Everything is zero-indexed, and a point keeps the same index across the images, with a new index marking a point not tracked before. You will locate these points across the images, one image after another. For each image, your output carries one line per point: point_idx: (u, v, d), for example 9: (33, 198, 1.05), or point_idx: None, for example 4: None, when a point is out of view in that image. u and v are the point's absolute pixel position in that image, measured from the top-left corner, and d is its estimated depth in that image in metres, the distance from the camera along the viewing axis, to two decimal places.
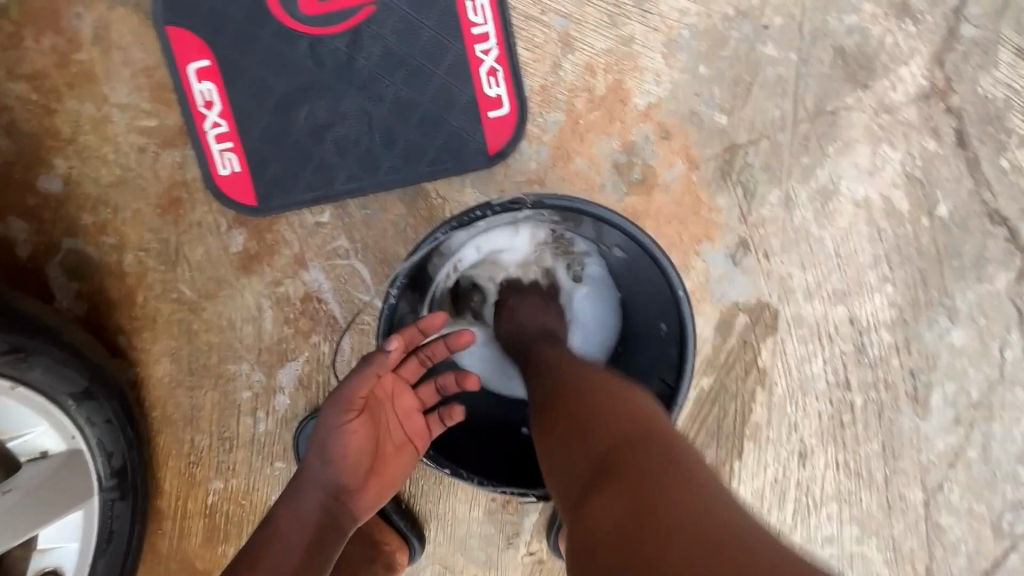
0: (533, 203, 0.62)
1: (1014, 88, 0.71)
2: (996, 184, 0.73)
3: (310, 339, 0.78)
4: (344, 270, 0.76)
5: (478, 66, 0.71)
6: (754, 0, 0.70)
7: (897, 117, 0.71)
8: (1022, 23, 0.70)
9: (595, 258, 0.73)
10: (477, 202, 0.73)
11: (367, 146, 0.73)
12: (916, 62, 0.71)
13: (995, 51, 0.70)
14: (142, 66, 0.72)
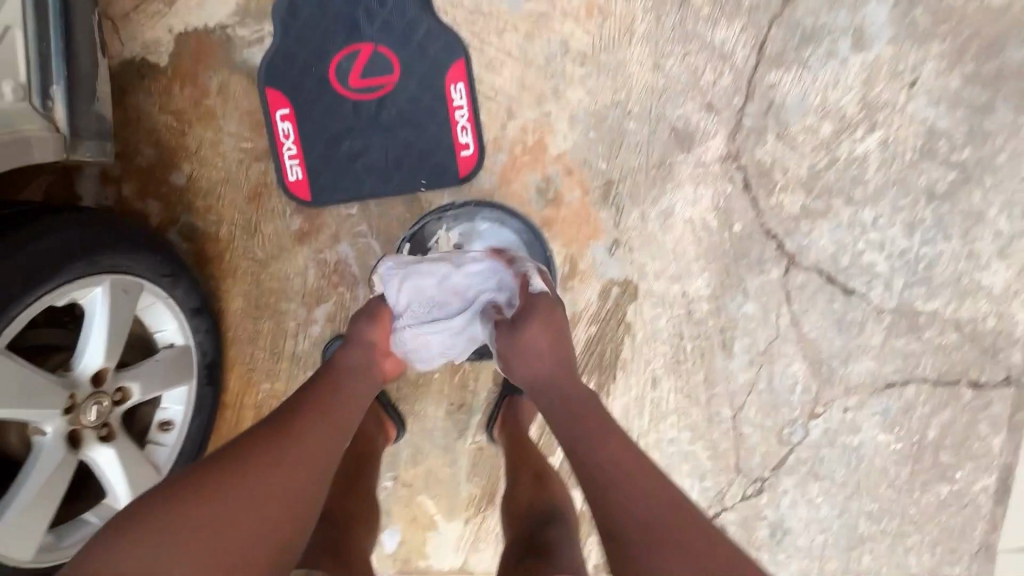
0: (474, 203, 1.17)
1: (777, 156, 1.19)
2: (768, 214, 1.20)
3: (338, 289, 1.20)
4: (364, 245, 1.19)
5: (456, 123, 1.15)
6: (624, 95, 1.16)
7: (708, 170, 1.18)
8: (781, 119, 1.17)
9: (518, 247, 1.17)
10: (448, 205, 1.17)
11: (384, 168, 1.17)
12: (719, 138, 1.18)
13: (765, 134, 1.18)
14: (246, 110, 1.15)
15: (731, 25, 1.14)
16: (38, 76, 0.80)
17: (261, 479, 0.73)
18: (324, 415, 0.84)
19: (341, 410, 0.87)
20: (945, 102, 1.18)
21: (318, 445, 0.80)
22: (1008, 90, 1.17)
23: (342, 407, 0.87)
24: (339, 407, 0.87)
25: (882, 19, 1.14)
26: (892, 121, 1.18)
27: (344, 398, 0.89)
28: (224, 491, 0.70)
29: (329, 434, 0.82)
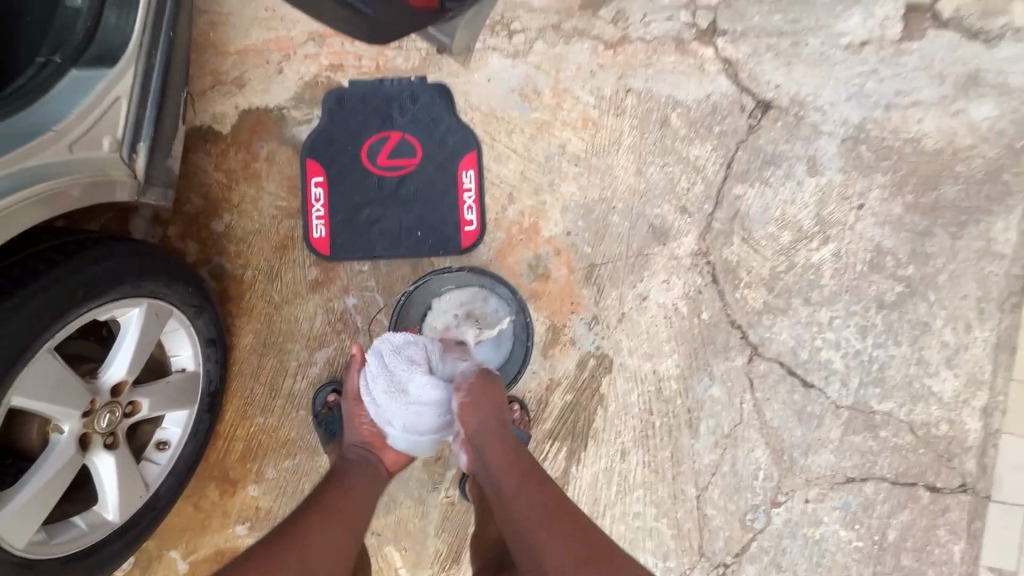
0: (470, 270, 1.32)
1: (742, 257, 1.35)
2: (733, 306, 1.34)
3: (341, 336, 1.33)
4: (370, 299, 1.33)
5: (463, 203, 1.34)
6: (610, 193, 1.35)
7: (681, 262, 1.34)
8: (746, 225, 1.35)
9: (502, 311, 1.33)
10: (448, 269, 1.33)
11: (396, 234, 1.34)
12: (691, 236, 1.35)
13: (731, 237, 1.35)
14: (287, 175, 1.34)
15: (704, 145, 1.35)
16: (132, 133, 0.95)
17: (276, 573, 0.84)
18: (331, 517, 0.96)
19: (345, 511, 0.98)
20: (889, 225, 1.35)
21: (326, 546, 0.91)
22: (944, 220, 1.35)
23: (344, 508, 0.98)
24: (343, 508, 0.98)
25: (832, 151, 1.35)
26: (844, 236, 1.35)
27: (349, 499, 1.00)
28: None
29: (338, 534, 0.94)
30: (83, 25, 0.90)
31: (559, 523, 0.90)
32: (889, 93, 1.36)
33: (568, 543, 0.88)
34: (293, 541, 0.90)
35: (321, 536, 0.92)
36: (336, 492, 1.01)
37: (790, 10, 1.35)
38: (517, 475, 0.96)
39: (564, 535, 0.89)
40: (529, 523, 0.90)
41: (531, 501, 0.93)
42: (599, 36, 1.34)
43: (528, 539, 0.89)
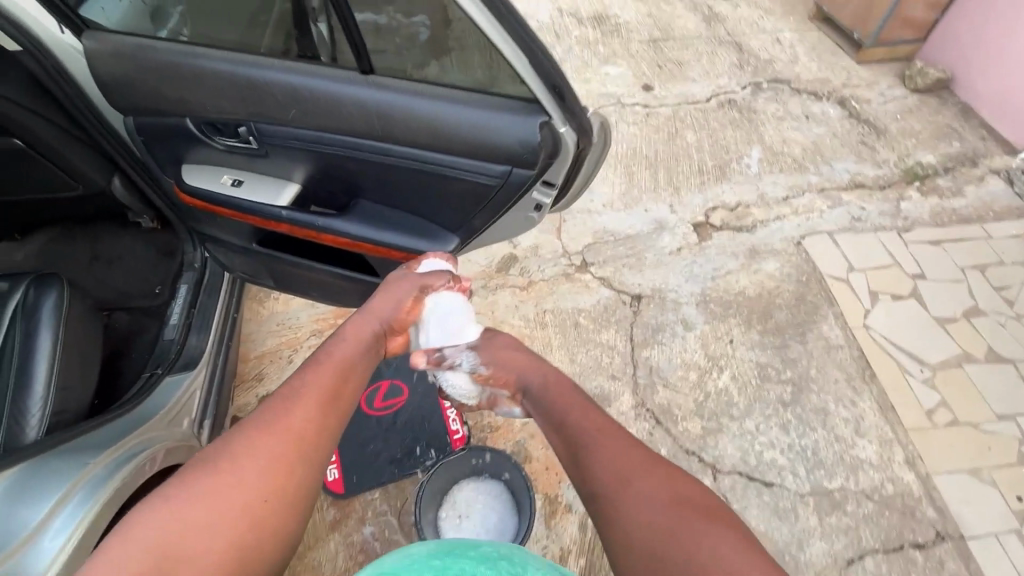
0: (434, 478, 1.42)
1: (670, 397, 1.74)
2: (681, 438, 1.66)
3: (363, 566, 1.43)
4: (383, 521, 1.49)
5: (447, 414, 1.62)
6: None
7: (627, 415, 1.70)
8: (661, 375, 1.78)
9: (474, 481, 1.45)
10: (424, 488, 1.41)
11: (400, 457, 1.57)
12: (626, 394, 1.74)
13: (655, 385, 1.76)
14: None
15: (610, 330, 1.88)
16: (201, 413, 1.28)
17: (251, 446, 0.75)
18: (315, 395, 0.83)
19: (332, 389, 0.85)
20: (757, 347, 1.85)
21: (311, 425, 0.80)
22: (790, 334, 1.88)
23: (335, 385, 0.85)
24: (328, 383, 0.85)
25: (695, 312, 1.92)
26: (732, 363, 1.82)
27: (333, 373, 0.87)
28: (210, 471, 0.71)
29: (309, 417, 0.80)
30: (172, 347, 1.31)
31: (604, 440, 0.87)
32: (710, 271, 2.04)
33: (629, 455, 0.84)
34: (274, 421, 0.78)
35: (303, 416, 0.80)
36: (319, 370, 0.87)
37: (627, 242, 2.11)
38: (576, 404, 0.96)
39: (618, 450, 0.85)
40: (583, 439, 0.89)
41: (587, 425, 0.91)
42: (514, 284, 1.97)
43: (582, 453, 0.87)
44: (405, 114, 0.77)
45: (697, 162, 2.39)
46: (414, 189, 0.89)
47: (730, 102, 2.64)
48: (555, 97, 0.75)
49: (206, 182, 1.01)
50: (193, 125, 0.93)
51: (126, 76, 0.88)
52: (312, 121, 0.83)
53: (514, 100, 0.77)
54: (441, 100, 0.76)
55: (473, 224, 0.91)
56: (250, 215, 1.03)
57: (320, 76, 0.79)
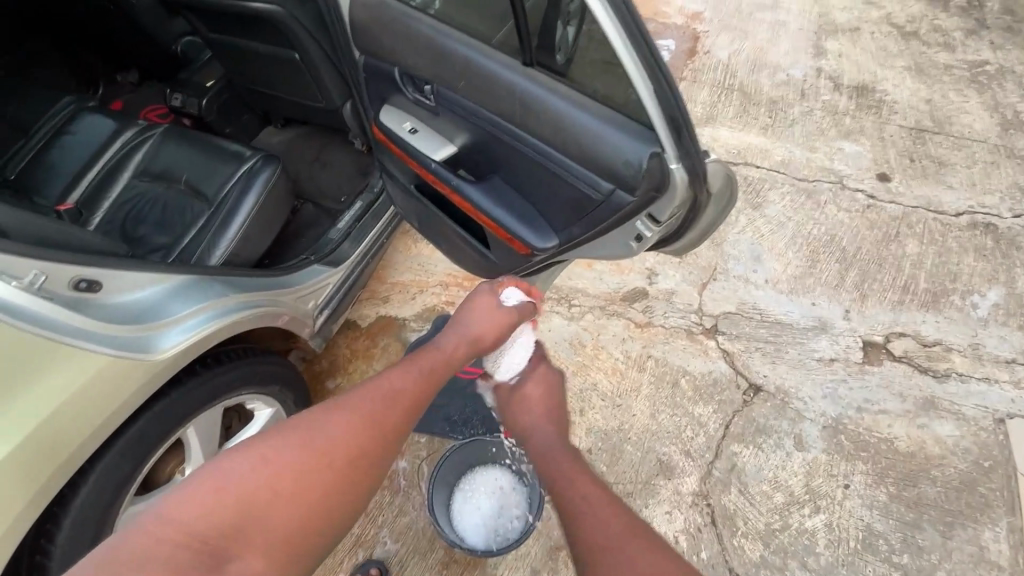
0: (451, 454, 1.46)
1: (739, 505, 1.54)
2: (731, 554, 1.49)
3: (383, 491, 1.58)
4: (416, 464, 1.62)
5: None
6: (626, 425, 1.69)
7: (683, 498, 1.56)
8: (741, 478, 1.58)
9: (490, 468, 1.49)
10: (442, 461, 1.45)
11: (454, 421, 1.68)
12: (692, 476, 1.59)
13: (729, 486, 1.57)
14: (390, 362, 1.85)
15: (707, 406, 1.72)
16: (326, 303, 1.54)
17: (348, 416, 0.91)
18: (397, 398, 0.97)
19: (408, 398, 0.99)
20: (876, 509, 1.52)
21: (383, 419, 0.94)
22: (931, 517, 1.51)
23: (419, 393, 1.01)
24: (406, 392, 1.00)
25: (817, 434, 1.65)
26: (834, 509, 1.53)
27: (416, 384, 1.02)
28: (314, 428, 0.88)
29: (397, 410, 0.96)
30: (329, 245, 1.60)
31: (593, 505, 0.99)
32: (859, 399, 1.72)
33: (611, 520, 0.95)
34: (367, 403, 0.94)
35: (377, 414, 0.94)
36: (402, 375, 1.02)
37: (773, 327, 1.88)
38: (567, 468, 1.10)
39: (607, 518, 0.96)
40: (574, 500, 1.02)
41: (578, 490, 1.04)
42: (631, 317, 1.92)
43: (573, 512, 0.99)
44: (540, 110, 0.82)
45: (904, 277, 2.01)
46: (535, 180, 0.95)
47: (986, 227, 2.14)
48: (676, 131, 0.73)
49: (392, 122, 1.20)
50: (397, 73, 1.11)
51: (366, 26, 1.09)
52: (469, 94, 0.93)
53: (635, 124, 0.77)
54: (575, 107, 0.79)
55: (574, 232, 0.94)
56: (412, 160, 1.20)
57: (489, 57, 0.88)
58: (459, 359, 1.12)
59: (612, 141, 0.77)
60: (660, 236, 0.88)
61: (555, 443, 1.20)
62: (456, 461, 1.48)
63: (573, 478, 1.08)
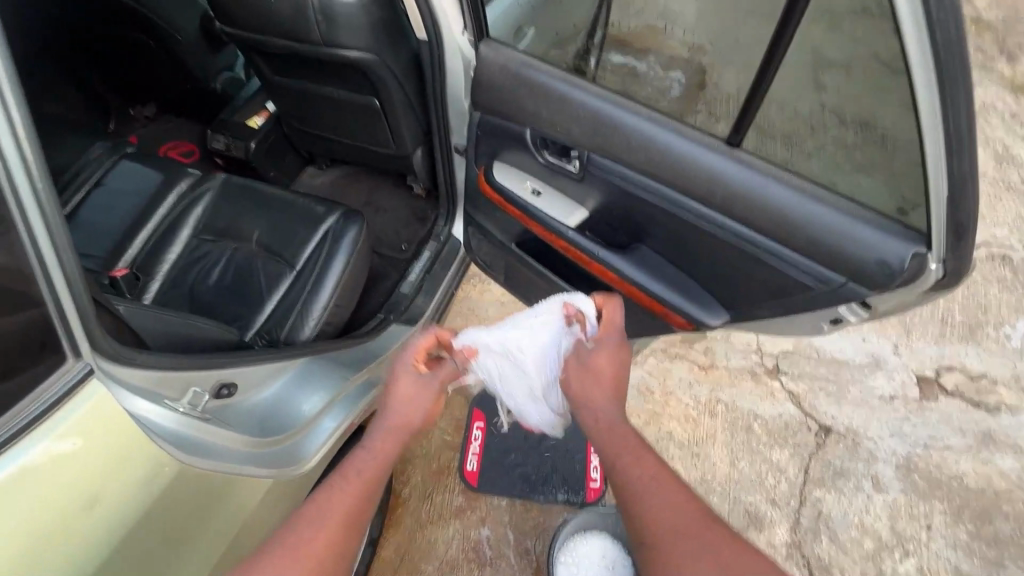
0: (572, 524, 1.42)
1: (831, 556, 1.55)
2: None
3: (471, 564, 1.49)
4: (501, 533, 1.54)
5: (591, 461, 1.63)
6: (708, 476, 1.67)
7: (778, 551, 1.55)
8: (830, 525, 1.59)
9: (606, 544, 1.40)
10: (561, 529, 1.41)
11: (533, 481, 1.61)
12: (783, 527, 1.58)
13: (820, 535, 1.58)
14: (455, 417, 1.72)
15: (783, 450, 1.71)
16: None
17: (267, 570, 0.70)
18: (326, 510, 0.77)
19: (336, 517, 0.77)
20: (959, 549, 1.56)
21: (314, 548, 0.73)
22: (1009, 553, 1.56)
23: (349, 508, 0.78)
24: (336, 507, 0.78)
25: (893, 475, 1.67)
26: (921, 552, 1.55)
27: (348, 492, 0.80)
28: None
29: (321, 540, 0.74)
30: (405, 300, 1.50)
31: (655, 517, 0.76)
32: (924, 436, 1.75)
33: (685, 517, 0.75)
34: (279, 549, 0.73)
35: (310, 543, 0.74)
36: (330, 488, 0.80)
37: (831, 365, 1.88)
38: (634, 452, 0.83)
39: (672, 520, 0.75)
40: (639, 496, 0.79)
41: (648, 491, 0.79)
42: (694, 360, 1.88)
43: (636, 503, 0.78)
44: (741, 196, 0.79)
45: (942, 310, 2.07)
46: (713, 261, 0.91)
47: (1003, 258, 2.26)
48: (949, 209, 0.69)
49: (514, 182, 1.14)
50: (530, 135, 1.05)
51: (498, 86, 1.03)
52: (641, 169, 0.89)
53: (866, 212, 0.75)
54: (792, 195, 0.77)
55: (760, 309, 0.93)
56: (533, 224, 1.13)
57: (673, 135, 0.84)
58: (384, 452, 0.87)
59: (856, 234, 0.74)
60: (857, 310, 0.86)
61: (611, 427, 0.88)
62: (573, 532, 1.43)
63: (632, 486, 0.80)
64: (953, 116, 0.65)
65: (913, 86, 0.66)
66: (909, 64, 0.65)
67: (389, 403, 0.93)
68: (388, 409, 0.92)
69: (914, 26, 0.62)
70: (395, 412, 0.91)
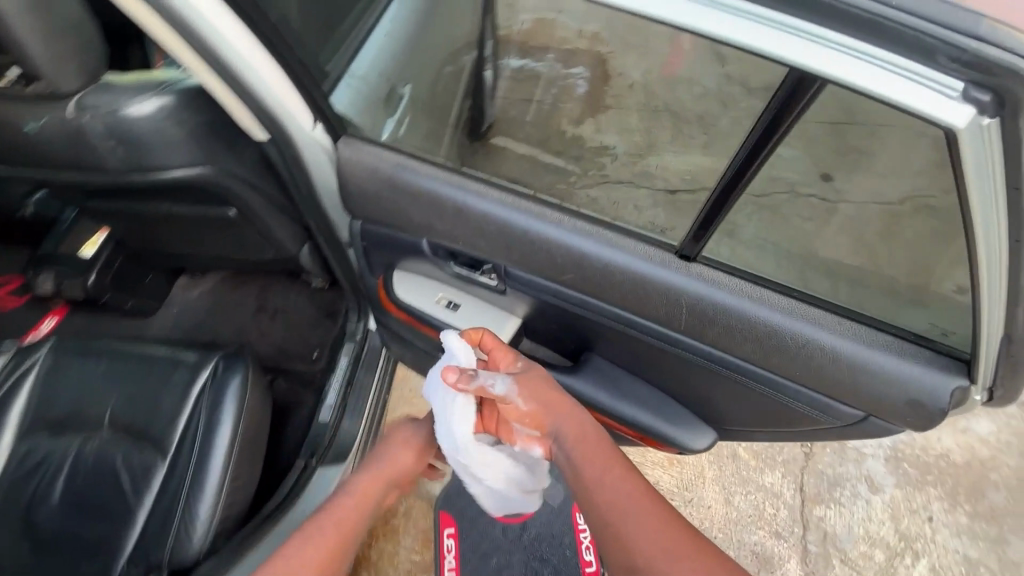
0: None
1: None
2: None
3: None
4: None
5: (581, 540, 1.48)
6: (706, 522, 1.53)
7: None
8: (838, 545, 1.49)
9: None
10: None
11: None
12: (792, 563, 1.48)
13: (830, 559, 1.48)
14: (421, 528, 1.53)
15: (774, 472, 1.58)
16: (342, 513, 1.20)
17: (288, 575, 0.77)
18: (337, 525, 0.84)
19: (320, 555, 0.81)
20: (964, 535, 1.50)
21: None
22: (1010, 526, 1.51)
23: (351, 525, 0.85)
24: (322, 546, 0.81)
25: (885, 471, 1.58)
26: (931, 549, 1.48)
27: (351, 514, 0.87)
28: None
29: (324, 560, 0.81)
30: (330, 435, 1.23)
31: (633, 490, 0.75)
32: None
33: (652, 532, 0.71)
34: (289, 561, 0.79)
35: (299, 573, 0.78)
36: (337, 510, 0.86)
37: None
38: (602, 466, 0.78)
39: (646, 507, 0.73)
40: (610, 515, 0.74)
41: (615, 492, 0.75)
42: None
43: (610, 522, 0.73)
44: (756, 326, 0.81)
45: None
46: (732, 390, 0.94)
47: None
48: (1004, 295, 0.65)
49: (420, 299, 0.99)
50: (430, 247, 0.92)
51: (376, 193, 0.88)
52: (570, 282, 0.87)
53: (881, 333, 0.80)
54: (820, 330, 0.80)
55: (737, 423, 1.01)
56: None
57: (613, 250, 0.82)
58: (381, 481, 0.93)
59: (899, 374, 0.79)
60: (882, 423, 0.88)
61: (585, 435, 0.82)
62: None
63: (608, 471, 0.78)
64: (1019, 232, 0.59)
65: (950, 139, 0.53)
66: (961, 185, 0.58)
67: (377, 457, 0.96)
68: (373, 460, 0.95)
69: (974, 139, 0.52)
70: (380, 466, 0.94)
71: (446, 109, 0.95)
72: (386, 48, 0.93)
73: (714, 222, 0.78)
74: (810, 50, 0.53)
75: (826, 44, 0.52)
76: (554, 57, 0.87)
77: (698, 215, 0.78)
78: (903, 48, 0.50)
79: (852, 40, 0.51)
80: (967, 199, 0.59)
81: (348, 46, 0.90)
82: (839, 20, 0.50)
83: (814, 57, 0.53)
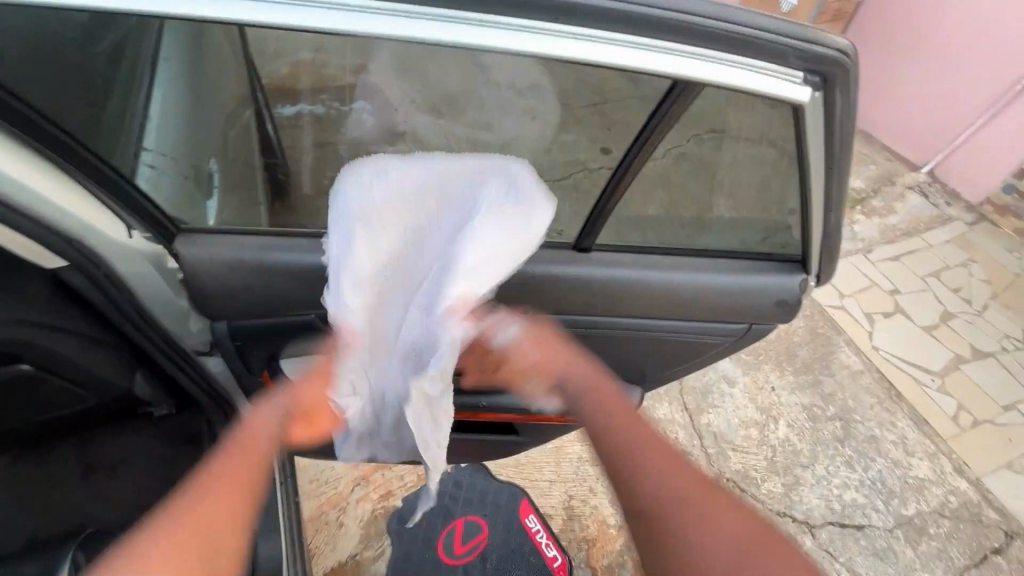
0: None
1: (744, 461, 1.74)
2: (768, 501, 1.67)
3: None
4: None
5: (539, 540, 1.51)
6: None
7: None
8: (727, 439, 1.77)
9: None
10: None
11: None
12: (702, 469, 1.71)
13: (726, 452, 1.75)
14: None
15: (662, 404, 1.81)
16: None
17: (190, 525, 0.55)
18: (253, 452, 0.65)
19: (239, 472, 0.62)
20: (797, 389, 1.90)
21: (219, 510, 0.58)
22: (818, 369, 1.96)
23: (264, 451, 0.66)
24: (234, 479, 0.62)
25: (733, 367, 1.92)
26: (783, 410, 1.85)
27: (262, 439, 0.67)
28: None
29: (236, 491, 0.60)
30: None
31: (630, 418, 0.73)
32: None
33: (677, 480, 0.65)
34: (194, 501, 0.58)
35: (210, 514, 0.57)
36: (246, 441, 0.67)
37: None
38: (624, 419, 0.73)
39: (643, 433, 0.71)
40: (633, 460, 0.67)
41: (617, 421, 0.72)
42: None
43: (643, 472, 0.66)
44: (640, 283, 0.91)
45: None
46: (631, 347, 1.04)
47: None
48: (826, 225, 0.84)
49: None
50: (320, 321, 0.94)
51: (246, 283, 0.87)
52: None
53: (746, 259, 0.94)
54: (687, 272, 0.92)
55: (658, 376, 1.12)
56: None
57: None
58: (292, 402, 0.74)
59: (754, 284, 0.93)
60: (762, 329, 1.02)
61: (588, 378, 0.79)
62: None
63: (601, 401, 0.76)
64: (840, 181, 0.77)
65: (802, 123, 0.69)
66: (800, 141, 0.72)
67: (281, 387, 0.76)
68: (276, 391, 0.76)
69: (817, 118, 0.67)
70: (281, 406, 0.73)
71: (249, 164, 0.91)
72: (171, 125, 0.85)
73: (608, 210, 0.88)
74: (658, 60, 0.60)
75: (687, 56, 0.60)
76: (327, 96, 0.85)
77: (595, 203, 0.88)
78: (735, 48, 0.60)
79: (708, 50, 0.60)
80: (806, 151, 0.73)
81: (125, 141, 0.79)
82: (688, 37, 0.59)
83: (680, 68, 0.61)
